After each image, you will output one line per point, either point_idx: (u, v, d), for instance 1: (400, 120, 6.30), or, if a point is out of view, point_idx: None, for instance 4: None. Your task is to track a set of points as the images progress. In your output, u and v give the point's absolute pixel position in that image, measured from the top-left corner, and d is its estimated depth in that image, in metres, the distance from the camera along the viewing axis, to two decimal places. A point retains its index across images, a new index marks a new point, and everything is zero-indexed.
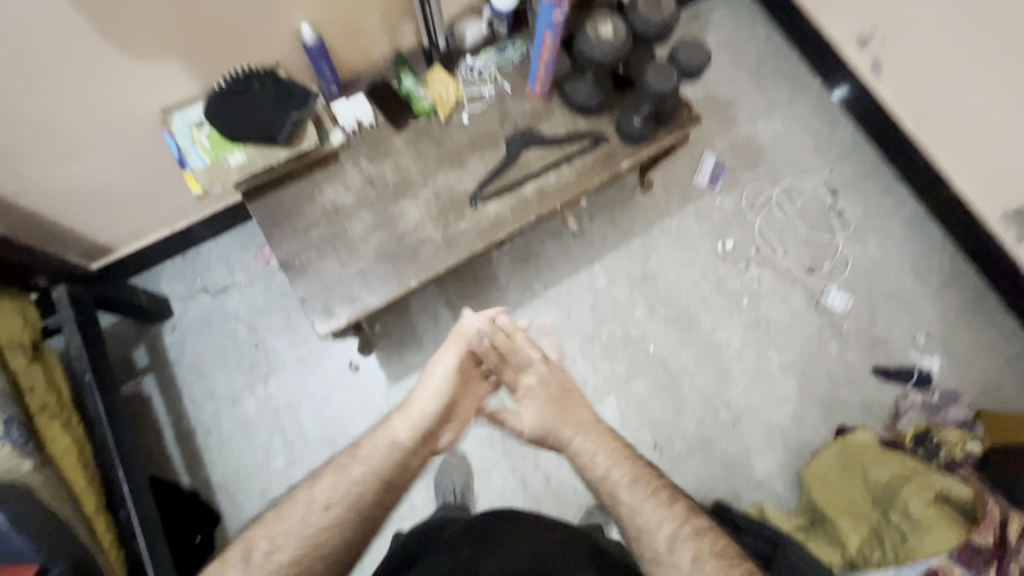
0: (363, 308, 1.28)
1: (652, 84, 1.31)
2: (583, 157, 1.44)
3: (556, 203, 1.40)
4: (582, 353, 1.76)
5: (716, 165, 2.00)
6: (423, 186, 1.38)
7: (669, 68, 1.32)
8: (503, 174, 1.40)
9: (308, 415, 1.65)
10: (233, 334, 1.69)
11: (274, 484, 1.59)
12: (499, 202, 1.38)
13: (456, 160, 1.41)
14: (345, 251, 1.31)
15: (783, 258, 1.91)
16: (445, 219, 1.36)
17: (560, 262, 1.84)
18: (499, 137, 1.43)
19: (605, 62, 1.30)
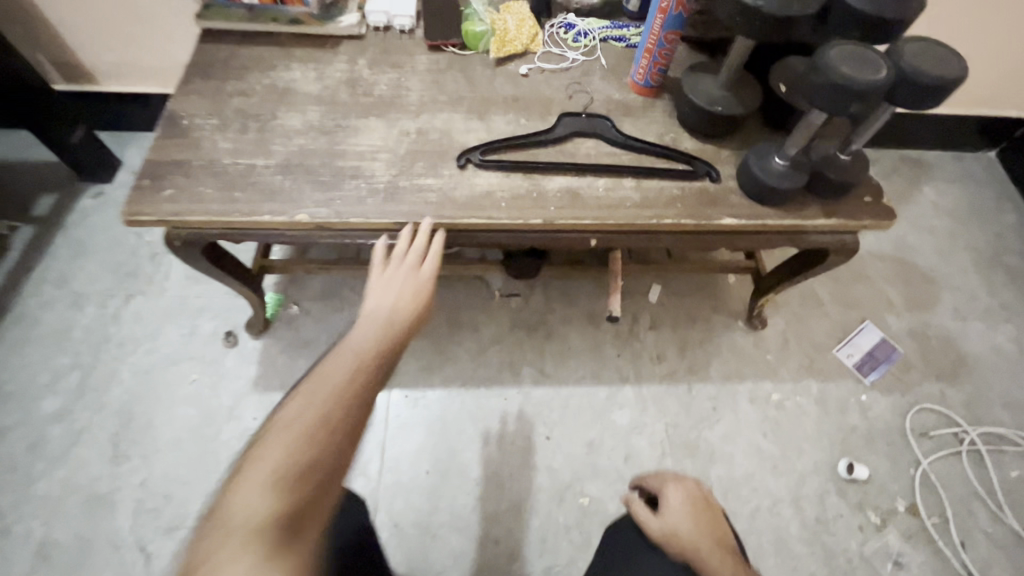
0: (209, 211, 0.78)
1: (837, 67, 0.66)
2: (664, 181, 0.86)
3: (586, 219, 0.82)
4: (537, 504, 1.04)
5: (879, 347, 1.26)
6: (411, 118, 0.91)
7: (874, 57, 0.67)
8: (529, 151, 0.88)
9: (130, 368, 1.12)
10: (142, 230, 1.29)
11: (17, 431, 1.04)
12: (501, 179, 0.84)
13: (478, 109, 0.92)
14: (250, 138, 0.85)
15: (954, 547, 1.04)
16: (408, 163, 0.85)
17: (579, 359, 1.20)
18: (557, 109, 0.93)
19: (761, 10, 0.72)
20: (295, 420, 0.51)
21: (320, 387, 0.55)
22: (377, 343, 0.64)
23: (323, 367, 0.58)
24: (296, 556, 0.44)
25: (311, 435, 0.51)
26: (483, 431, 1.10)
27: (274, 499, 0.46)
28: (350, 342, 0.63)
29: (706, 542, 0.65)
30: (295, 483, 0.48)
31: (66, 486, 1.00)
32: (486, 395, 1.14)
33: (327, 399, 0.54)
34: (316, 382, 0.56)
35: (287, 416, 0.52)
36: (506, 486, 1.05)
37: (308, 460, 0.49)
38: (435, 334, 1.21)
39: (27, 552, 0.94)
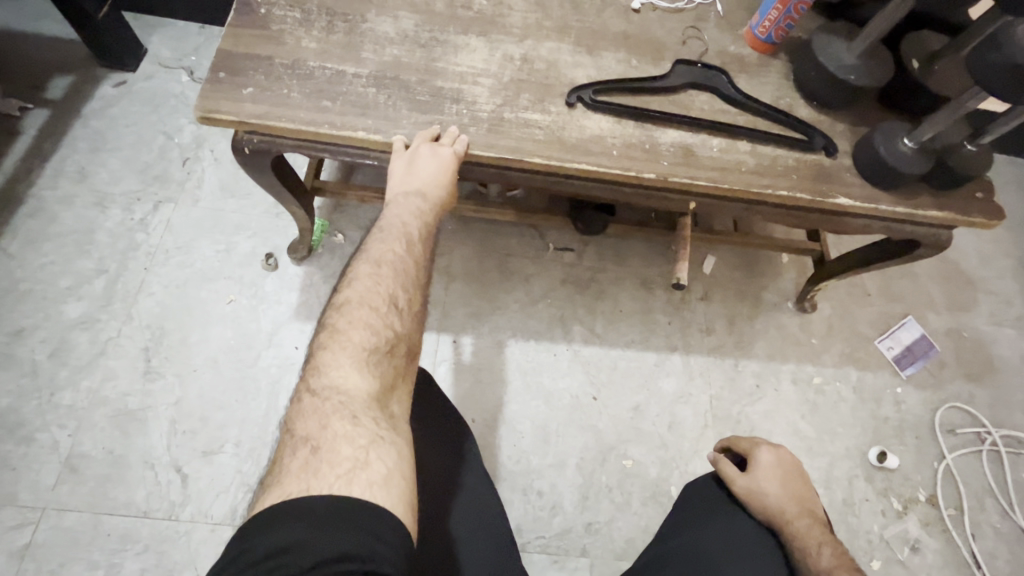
0: (296, 119, 0.69)
1: None
2: (780, 149, 0.81)
3: (700, 179, 0.76)
4: (581, 461, 1.03)
5: (918, 343, 1.28)
6: (514, 42, 0.81)
7: None
8: (642, 98, 0.81)
9: (161, 281, 1.04)
10: (172, 131, 1.17)
11: (39, 335, 0.97)
12: (612, 124, 0.77)
13: (586, 43, 0.84)
14: (338, 41, 0.75)
15: (966, 538, 1.10)
16: (512, 93, 0.77)
17: (629, 324, 1.17)
18: (670, 54, 0.85)
19: None
20: (372, 315, 0.52)
21: (379, 280, 0.55)
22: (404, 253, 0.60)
23: (377, 265, 0.56)
24: (389, 439, 0.46)
25: (383, 326, 0.52)
26: (530, 384, 1.08)
27: (372, 377, 0.49)
28: (393, 235, 0.60)
29: (794, 509, 0.69)
30: (386, 364, 0.51)
31: (94, 398, 0.94)
32: (534, 349, 1.11)
33: (391, 284, 0.56)
34: (376, 270, 0.56)
35: (360, 309, 0.52)
36: (551, 442, 1.04)
37: (388, 342, 0.52)
38: (485, 280, 1.15)
39: (54, 462, 0.89)
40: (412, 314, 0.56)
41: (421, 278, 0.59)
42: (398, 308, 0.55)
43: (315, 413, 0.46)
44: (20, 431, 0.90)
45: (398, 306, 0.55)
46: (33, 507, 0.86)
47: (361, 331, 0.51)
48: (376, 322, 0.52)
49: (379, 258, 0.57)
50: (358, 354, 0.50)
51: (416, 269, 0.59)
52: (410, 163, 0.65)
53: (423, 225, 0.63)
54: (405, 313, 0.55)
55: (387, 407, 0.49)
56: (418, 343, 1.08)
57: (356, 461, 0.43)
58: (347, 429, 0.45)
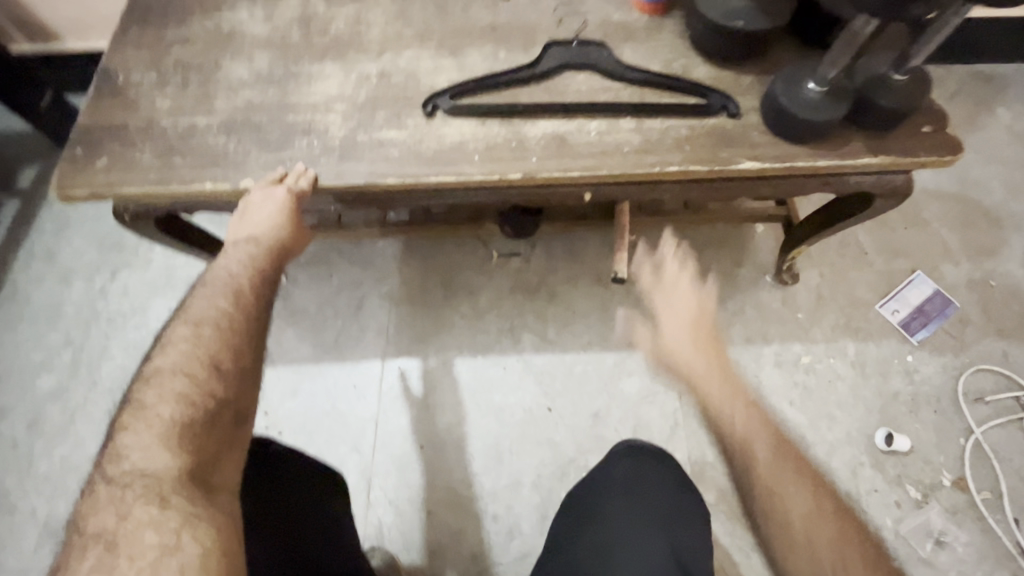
0: (148, 182, 0.69)
1: None
2: (671, 119, 0.72)
3: (576, 170, 0.69)
4: (538, 478, 0.98)
5: (931, 301, 1.11)
6: (371, 59, 0.78)
7: None
8: (510, 91, 0.75)
9: (120, 345, 1.10)
10: None
11: (17, 411, 1.05)
12: (474, 126, 0.72)
13: (449, 44, 0.79)
14: (191, 94, 0.75)
15: (1008, 525, 0.93)
16: (366, 113, 0.73)
17: (585, 325, 1.10)
18: (542, 38, 0.79)
19: None
20: (185, 386, 0.53)
21: (196, 342, 0.56)
22: (233, 310, 0.60)
23: (196, 326, 0.57)
24: (201, 511, 0.47)
25: (197, 396, 0.53)
26: (480, 402, 1.04)
27: (183, 454, 0.50)
28: (218, 292, 0.61)
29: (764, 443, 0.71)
30: (206, 432, 0.52)
31: (67, 465, 1.00)
32: (483, 364, 1.07)
33: (210, 348, 0.56)
34: (196, 336, 0.56)
35: (170, 381, 0.53)
36: (505, 461, 0.99)
37: (207, 411, 0.53)
38: (427, 299, 1.13)
39: (34, 529, 0.96)
40: (239, 373, 0.56)
41: (251, 332, 0.59)
42: (220, 371, 0.55)
43: (113, 505, 0.46)
44: (4, 504, 0.98)
45: (221, 368, 0.55)
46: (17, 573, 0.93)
47: (174, 406, 0.52)
48: (189, 394, 0.52)
49: (199, 317, 0.58)
50: (165, 431, 0.50)
51: (244, 327, 0.59)
52: (244, 213, 0.67)
53: (252, 278, 0.64)
54: (229, 374, 0.55)
55: (206, 479, 0.50)
56: (365, 372, 1.07)
57: (163, 547, 0.44)
58: (151, 518, 0.45)
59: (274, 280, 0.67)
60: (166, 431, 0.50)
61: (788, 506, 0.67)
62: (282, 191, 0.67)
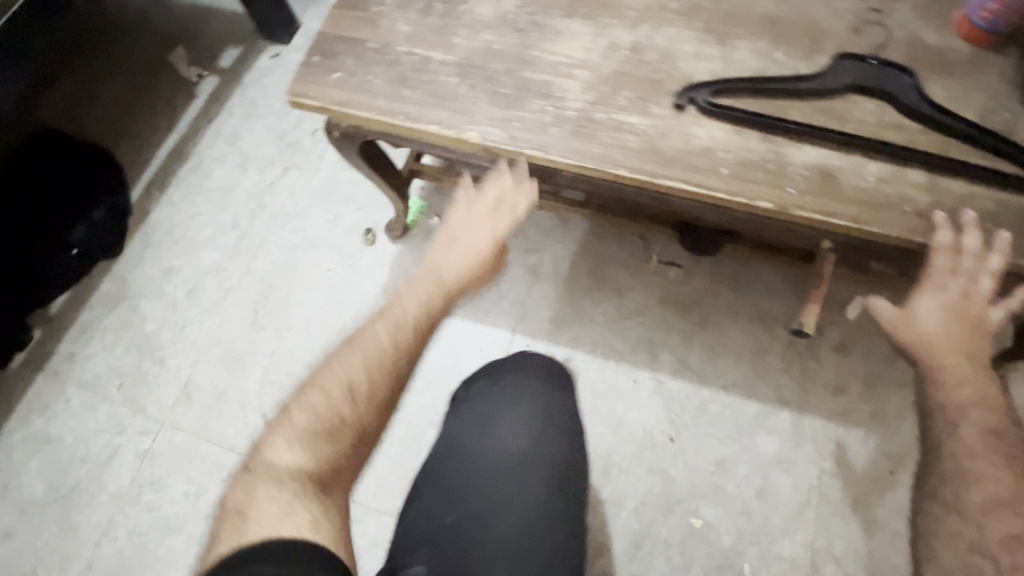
0: (374, 108, 0.67)
1: None
2: (974, 185, 0.59)
3: (838, 217, 0.58)
4: (640, 506, 0.92)
5: None
6: (626, 26, 0.69)
7: None
8: (777, 102, 0.64)
9: (277, 242, 1.15)
10: None
11: (181, 275, 1.13)
12: (727, 133, 0.63)
13: (718, 28, 0.68)
14: (432, 23, 0.71)
15: None
16: (610, 88, 0.66)
17: (733, 363, 1.00)
18: (832, 45, 0.66)
19: None
20: (321, 398, 0.56)
21: (345, 359, 0.58)
22: (391, 345, 0.60)
23: (349, 347, 0.59)
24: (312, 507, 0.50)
25: (325, 410, 0.55)
26: (600, 409, 0.99)
27: (307, 456, 0.53)
28: (384, 318, 0.62)
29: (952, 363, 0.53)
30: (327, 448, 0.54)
31: (211, 338, 1.08)
32: (611, 371, 1.01)
33: (354, 368, 0.58)
34: (346, 354, 0.59)
35: (313, 392, 0.56)
36: (611, 476, 0.94)
37: (332, 425, 0.55)
38: (572, 285, 1.07)
39: (174, 386, 1.05)
40: (371, 402, 0.57)
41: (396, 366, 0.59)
42: (353, 394, 0.57)
43: (243, 483, 0.51)
44: (156, 355, 1.07)
45: (354, 390, 0.57)
46: (155, 420, 1.03)
47: (308, 415, 0.55)
48: (319, 407, 0.55)
49: (356, 340, 0.60)
50: (299, 434, 0.54)
51: (391, 357, 0.59)
52: (449, 239, 0.68)
53: (417, 311, 0.63)
54: (361, 398, 0.57)
55: (323, 483, 0.53)
56: (492, 340, 1.05)
57: (280, 513, 0.48)
58: (272, 495, 0.49)
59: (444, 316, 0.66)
60: (301, 435, 0.54)
61: (974, 457, 0.49)
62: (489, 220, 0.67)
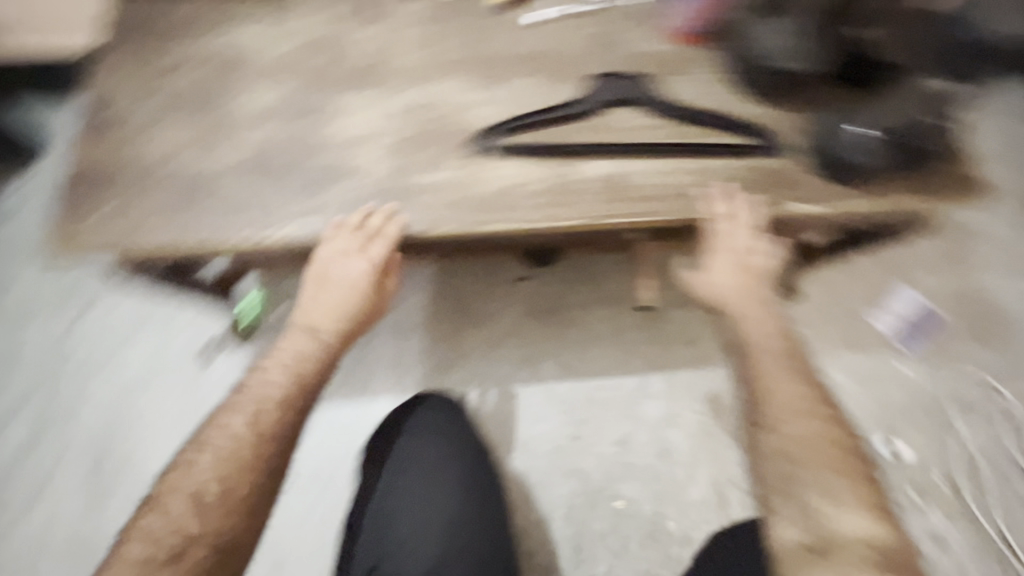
0: (168, 238, 0.64)
1: None
2: (721, 160, 0.71)
3: (629, 217, 0.67)
4: (568, 511, 0.97)
5: (917, 312, 1.18)
6: (402, 90, 0.73)
7: None
8: (551, 130, 0.72)
9: (97, 393, 0.99)
10: None
11: None
12: (518, 169, 0.69)
13: (484, 75, 0.75)
14: (205, 133, 0.69)
15: (992, 519, 1.01)
16: (404, 154, 0.69)
17: (604, 350, 1.08)
18: (581, 70, 0.76)
19: None
20: (167, 518, 0.55)
21: (196, 469, 0.57)
22: (251, 438, 0.59)
23: (199, 451, 0.58)
24: None
25: (169, 534, 0.55)
26: (504, 436, 1.01)
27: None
28: (245, 406, 0.60)
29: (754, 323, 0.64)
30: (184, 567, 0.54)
31: (48, 530, 0.91)
32: (503, 395, 1.04)
33: (215, 473, 0.57)
34: (201, 463, 0.57)
35: (168, 505, 0.56)
36: (534, 495, 0.98)
37: (178, 545, 0.54)
38: (440, 327, 1.08)
39: None
40: (227, 508, 0.56)
41: (258, 460, 0.58)
42: (203, 505, 0.56)
43: None
44: None
45: (205, 502, 0.56)
46: None
47: (153, 536, 0.55)
48: (158, 533, 0.55)
49: (209, 441, 0.59)
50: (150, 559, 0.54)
51: (251, 453, 0.58)
52: (320, 285, 0.66)
53: (285, 391, 0.61)
54: (218, 507, 0.56)
55: None
56: (379, 410, 1.01)
57: None
58: None
59: (317, 390, 0.64)
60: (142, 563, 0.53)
61: (775, 381, 0.59)
62: (360, 256, 0.64)
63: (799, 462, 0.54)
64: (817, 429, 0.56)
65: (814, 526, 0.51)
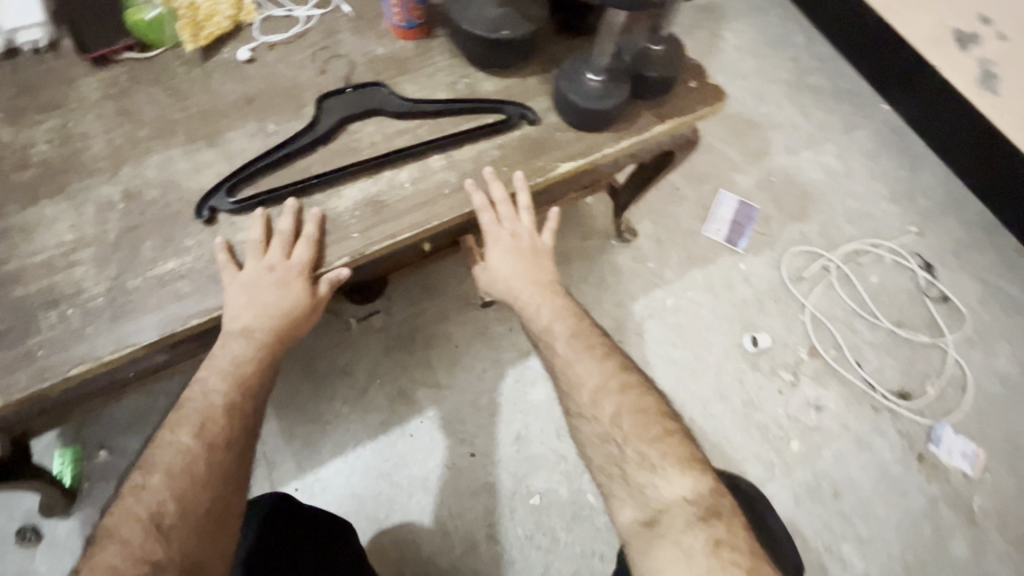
0: None
1: None
2: (478, 144, 0.69)
3: (403, 232, 0.63)
4: (490, 529, 0.93)
5: (740, 212, 1.26)
6: (106, 178, 0.62)
7: None
8: (295, 165, 0.65)
9: None
10: None
11: None
12: (269, 220, 0.62)
13: (202, 132, 0.66)
14: None
15: (854, 368, 1.12)
16: (128, 249, 0.59)
17: (473, 355, 1.05)
18: (310, 95, 0.70)
19: None
20: (118, 554, 0.47)
21: (148, 491, 0.50)
22: (194, 456, 0.52)
23: (149, 473, 0.51)
24: None
25: (133, 568, 0.47)
26: (401, 482, 0.95)
27: None
28: (186, 420, 0.54)
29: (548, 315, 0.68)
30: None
31: None
32: (387, 441, 0.98)
33: (161, 499, 0.50)
34: (169, 479, 0.51)
35: (106, 550, 0.47)
36: (450, 529, 0.93)
37: None
38: (297, 398, 0.99)
39: None
40: (186, 527, 0.49)
41: (213, 473, 0.52)
42: (162, 530, 0.48)
43: None
44: None
45: (165, 525, 0.49)
46: None
47: None
48: (120, 571, 0.46)
49: (155, 462, 0.52)
50: None
51: (206, 464, 0.52)
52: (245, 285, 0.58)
53: (228, 394, 0.56)
54: (175, 530, 0.49)
55: None
56: None
57: None
58: None
59: (260, 403, 0.59)
60: None
61: (574, 367, 0.65)
62: (281, 243, 0.60)
63: (619, 442, 0.60)
64: (626, 402, 0.62)
65: (644, 500, 0.57)
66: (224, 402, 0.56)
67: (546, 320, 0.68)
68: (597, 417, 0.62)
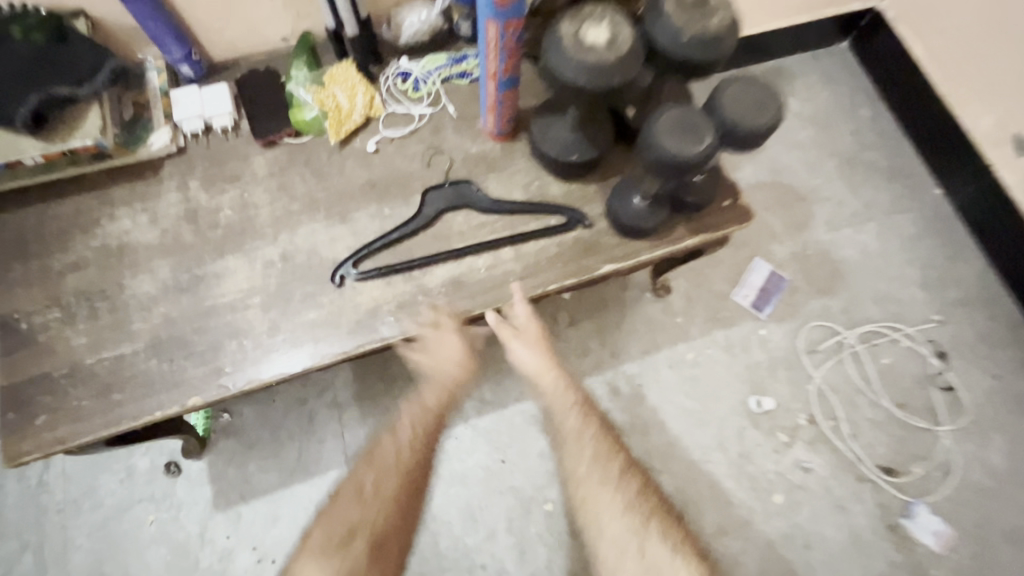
0: (98, 426, 0.76)
1: (662, 144, 0.68)
2: (540, 241, 0.88)
3: (475, 309, 0.84)
4: (510, 523, 1.17)
5: (770, 280, 1.39)
6: (269, 241, 0.86)
7: (702, 124, 0.68)
8: (402, 245, 0.87)
9: (85, 531, 1.13)
10: None
11: None
12: (380, 288, 0.84)
13: (337, 210, 0.88)
14: (107, 324, 0.80)
15: (847, 440, 1.26)
16: (283, 301, 0.83)
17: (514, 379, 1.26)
18: (417, 185, 0.90)
19: (578, 87, 0.70)
20: (338, 535, 0.86)
21: (349, 505, 0.89)
22: (376, 487, 0.91)
23: (342, 496, 0.91)
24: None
25: (345, 543, 0.86)
26: (444, 474, 1.19)
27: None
28: (368, 468, 0.93)
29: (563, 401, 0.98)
30: (359, 555, 0.84)
31: None
32: (437, 439, 1.21)
33: (355, 512, 0.88)
34: (358, 499, 0.89)
35: (326, 536, 0.86)
36: (478, 517, 1.17)
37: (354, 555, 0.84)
38: (371, 394, 1.23)
39: None
40: (377, 529, 0.87)
41: (388, 499, 0.90)
42: (360, 529, 0.87)
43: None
44: None
45: (365, 525, 0.87)
46: None
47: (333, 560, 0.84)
48: (339, 547, 0.85)
49: (345, 490, 0.91)
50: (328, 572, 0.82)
51: (383, 496, 0.90)
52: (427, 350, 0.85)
53: (391, 450, 0.94)
54: (367, 527, 0.87)
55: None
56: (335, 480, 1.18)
57: None
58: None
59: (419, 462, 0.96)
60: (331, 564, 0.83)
61: (577, 446, 0.95)
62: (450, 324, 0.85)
63: (608, 497, 0.91)
64: (612, 472, 0.93)
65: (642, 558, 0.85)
66: (395, 455, 0.93)
67: (564, 406, 0.97)
68: (590, 479, 0.92)
